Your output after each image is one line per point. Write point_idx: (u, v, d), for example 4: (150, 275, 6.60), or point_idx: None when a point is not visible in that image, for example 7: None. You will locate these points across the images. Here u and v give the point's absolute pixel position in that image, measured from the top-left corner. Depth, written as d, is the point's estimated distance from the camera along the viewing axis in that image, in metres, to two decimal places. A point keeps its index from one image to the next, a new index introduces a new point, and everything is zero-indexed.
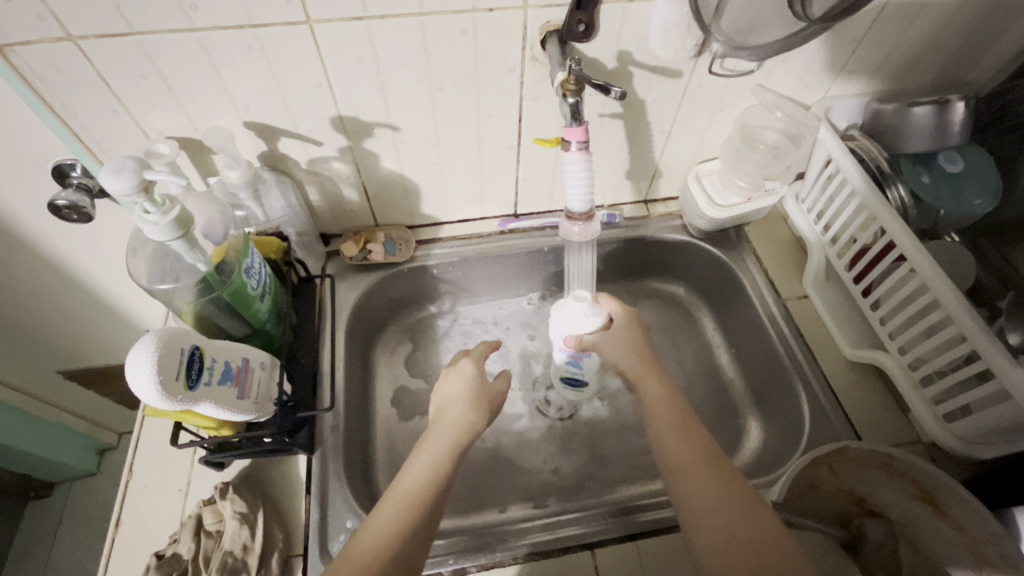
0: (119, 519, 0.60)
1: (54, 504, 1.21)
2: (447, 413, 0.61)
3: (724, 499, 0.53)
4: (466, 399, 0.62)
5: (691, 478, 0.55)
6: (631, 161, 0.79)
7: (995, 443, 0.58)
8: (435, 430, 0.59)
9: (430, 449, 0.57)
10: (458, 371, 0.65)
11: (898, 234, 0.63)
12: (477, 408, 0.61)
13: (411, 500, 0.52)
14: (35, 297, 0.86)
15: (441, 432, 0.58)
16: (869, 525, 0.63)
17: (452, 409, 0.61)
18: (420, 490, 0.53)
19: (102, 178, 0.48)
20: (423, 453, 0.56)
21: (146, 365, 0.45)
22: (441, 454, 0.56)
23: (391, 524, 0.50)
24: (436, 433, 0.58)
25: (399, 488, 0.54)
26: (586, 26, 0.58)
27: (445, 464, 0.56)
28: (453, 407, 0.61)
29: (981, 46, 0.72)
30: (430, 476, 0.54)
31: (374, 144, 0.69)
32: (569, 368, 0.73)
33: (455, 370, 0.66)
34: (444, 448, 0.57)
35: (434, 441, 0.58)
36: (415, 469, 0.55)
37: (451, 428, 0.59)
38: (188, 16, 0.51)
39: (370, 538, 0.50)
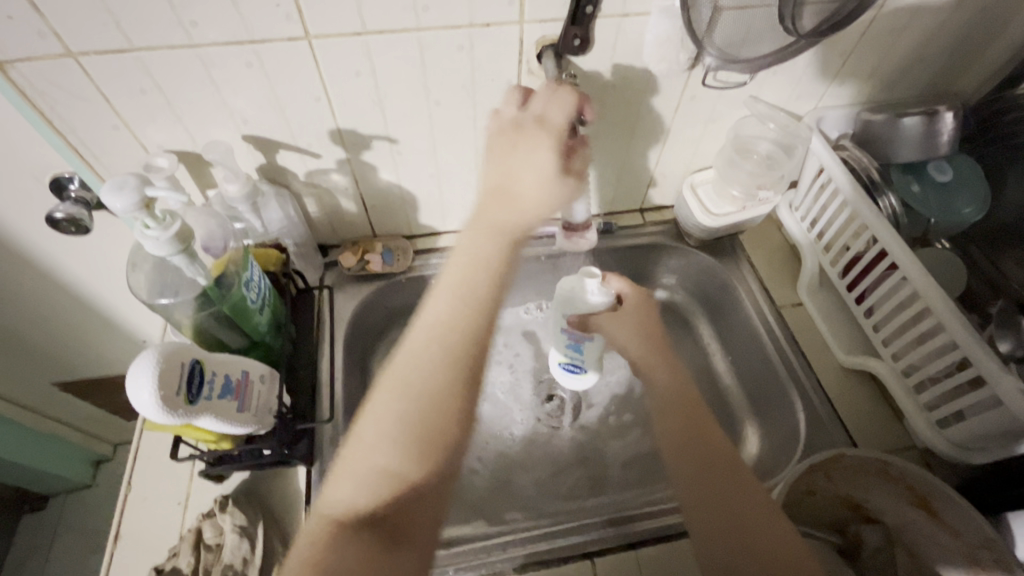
0: (118, 534, 0.60)
1: (49, 516, 1.20)
2: (517, 187, 0.57)
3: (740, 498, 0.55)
4: (549, 181, 0.57)
5: (708, 479, 0.57)
6: (627, 171, 0.80)
7: (989, 449, 0.59)
8: (487, 207, 0.56)
9: (488, 216, 0.55)
10: (541, 158, 0.57)
11: (889, 242, 0.64)
12: (564, 190, 0.59)
13: (452, 330, 0.49)
14: (30, 309, 0.85)
15: (501, 216, 0.55)
16: (865, 531, 0.62)
17: (526, 192, 0.57)
18: (460, 317, 0.50)
19: (103, 196, 0.48)
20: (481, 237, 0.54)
21: (147, 379, 0.45)
22: (500, 235, 0.55)
23: (459, 315, 0.50)
24: (495, 203, 0.56)
25: (429, 318, 0.50)
26: (581, 41, 0.59)
27: (491, 279, 0.53)
28: (529, 183, 0.57)
29: (967, 58, 0.73)
30: (473, 306, 0.51)
31: (372, 156, 0.69)
32: (569, 349, 0.78)
33: (532, 143, 0.57)
34: (498, 231, 0.55)
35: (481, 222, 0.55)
36: (448, 297, 0.51)
37: (515, 214, 0.56)
38: (188, 32, 0.52)
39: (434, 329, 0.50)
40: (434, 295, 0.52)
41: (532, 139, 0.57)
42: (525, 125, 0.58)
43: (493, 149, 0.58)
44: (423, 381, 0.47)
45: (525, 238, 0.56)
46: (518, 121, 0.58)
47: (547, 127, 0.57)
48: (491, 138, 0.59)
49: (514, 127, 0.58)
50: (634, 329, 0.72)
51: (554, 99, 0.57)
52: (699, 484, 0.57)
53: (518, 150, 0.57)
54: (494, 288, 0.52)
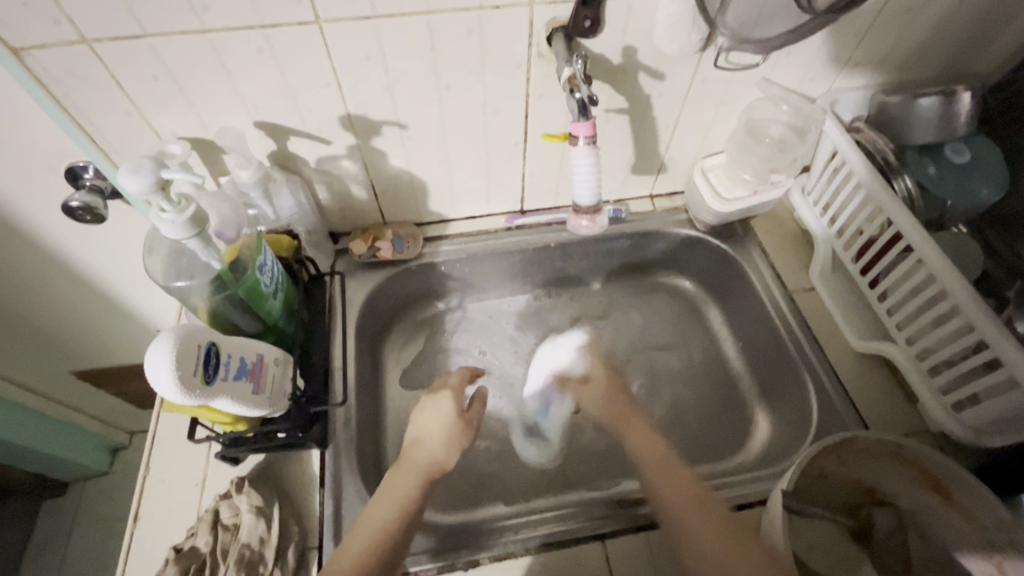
0: (137, 514, 0.61)
1: (68, 503, 1.23)
2: (417, 445, 0.61)
3: (684, 487, 0.58)
4: (440, 434, 0.62)
5: (654, 484, 0.59)
6: (637, 156, 0.79)
7: (1004, 433, 0.58)
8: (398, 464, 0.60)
9: (397, 475, 0.58)
10: (433, 429, 0.62)
11: (904, 224, 0.63)
12: (450, 448, 0.61)
13: (368, 544, 0.52)
14: (48, 298, 0.87)
15: (407, 468, 0.59)
16: (878, 514, 0.61)
17: (427, 435, 0.61)
18: (375, 531, 0.53)
19: (120, 178, 0.48)
20: (396, 475, 0.58)
21: (166, 361, 0.46)
22: (405, 486, 0.57)
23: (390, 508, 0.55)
24: (403, 462, 0.59)
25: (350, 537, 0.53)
26: (592, 22, 0.58)
27: (405, 499, 0.56)
28: (431, 432, 0.62)
29: (986, 38, 0.72)
30: (384, 514, 0.55)
31: (382, 142, 0.69)
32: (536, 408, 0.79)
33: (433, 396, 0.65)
34: (407, 471, 0.58)
35: (399, 471, 0.58)
36: (371, 513, 0.55)
37: (415, 455, 0.60)
38: (199, 17, 0.52)
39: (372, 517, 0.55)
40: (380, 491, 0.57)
41: (432, 399, 0.65)
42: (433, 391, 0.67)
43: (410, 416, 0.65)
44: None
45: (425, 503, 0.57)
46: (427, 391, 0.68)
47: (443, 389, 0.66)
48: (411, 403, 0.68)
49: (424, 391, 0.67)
50: (605, 406, 0.70)
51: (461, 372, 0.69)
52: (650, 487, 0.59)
53: (427, 418, 0.63)
54: (405, 497, 0.56)
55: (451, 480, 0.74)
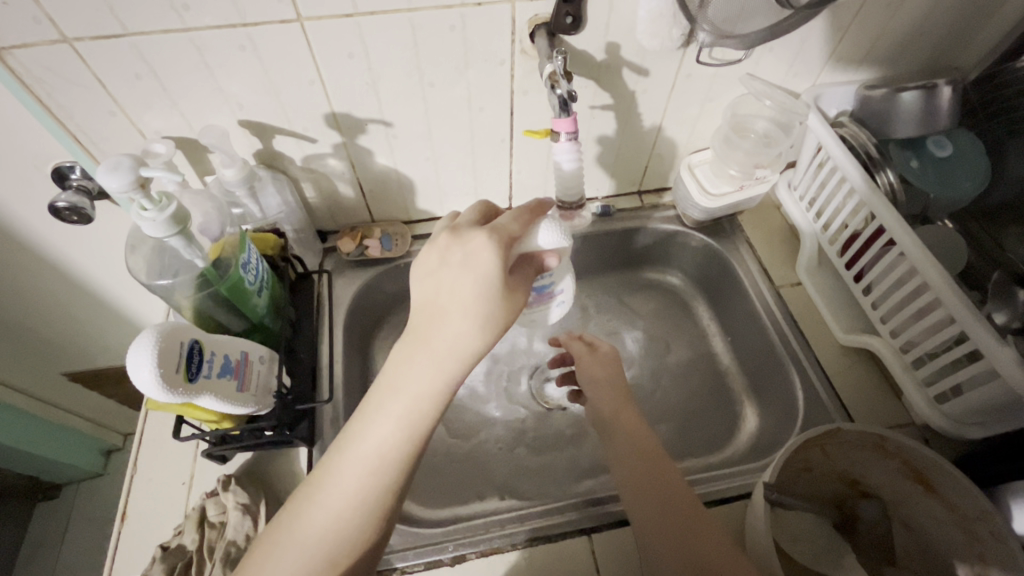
0: (124, 512, 0.61)
1: (62, 505, 1.23)
2: (442, 321, 0.49)
3: (671, 479, 0.58)
4: (474, 309, 0.49)
5: (636, 475, 0.59)
6: (624, 153, 0.80)
7: (986, 423, 0.59)
8: (415, 334, 0.50)
9: (414, 364, 0.48)
10: (467, 301, 0.49)
11: (887, 219, 0.64)
12: (487, 330, 0.50)
13: (390, 456, 0.48)
14: (38, 300, 0.87)
15: (427, 352, 0.49)
16: (863, 506, 0.61)
17: (447, 303, 0.49)
18: (397, 443, 0.48)
19: (99, 176, 0.49)
20: (412, 371, 0.48)
21: (147, 357, 0.46)
22: (421, 378, 0.48)
23: (403, 430, 0.48)
24: (420, 343, 0.49)
25: (367, 446, 0.48)
26: (573, 19, 0.58)
27: (431, 399, 0.48)
28: (452, 310, 0.49)
29: (967, 33, 0.73)
30: (394, 437, 0.48)
31: (368, 140, 0.69)
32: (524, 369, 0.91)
33: (469, 248, 0.50)
34: (427, 358, 0.48)
35: (416, 362, 0.49)
36: (388, 415, 0.48)
37: (437, 334, 0.49)
38: (181, 16, 0.52)
39: (380, 440, 0.48)
40: (388, 395, 0.48)
41: (464, 253, 0.50)
42: (464, 230, 0.53)
43: (421, 268, 0.51)
44: (351, 499, 0.47)
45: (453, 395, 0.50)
46: (451, 229, 0.53)
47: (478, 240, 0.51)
48: (427, 248, 0.52)
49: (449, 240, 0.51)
50: (603, 367, 0.72)
51: (518, 219, 0.55)
52: (634, 475, 0.59)
53: (457, 280, 0.49)
54: (420, 413, 0.48)
55: (440, 476, 0.74)
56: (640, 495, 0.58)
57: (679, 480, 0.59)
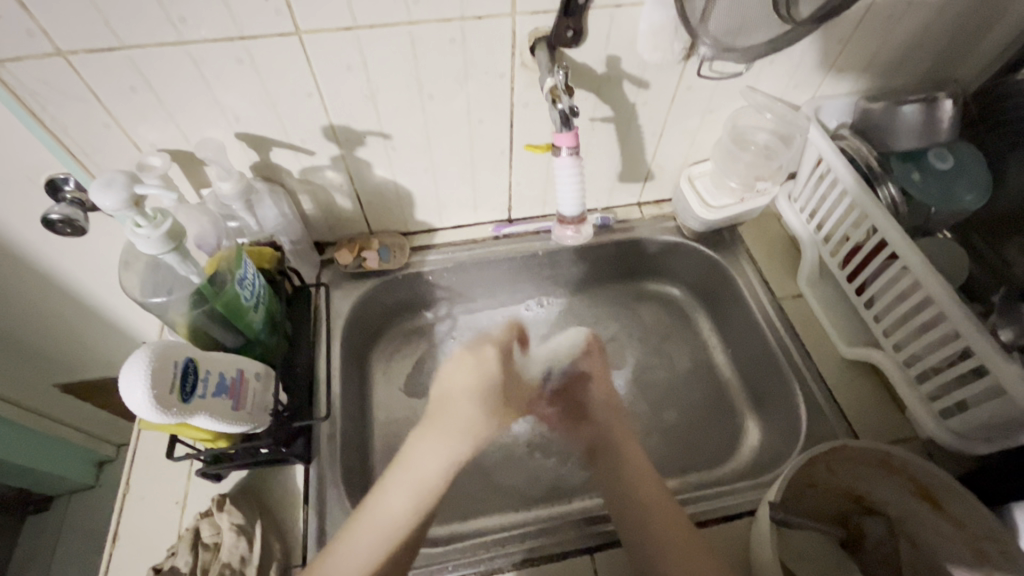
0: (116, 533, 0.60)
1: (53, 517, 1.21)
2: (462, 406, 0.66)
3: (657, 497, 0.58)
4: (487, 398, 0.68)
5: (628, 499, 0.60)
6: (624, 165, 0.79)
7: (991, 439, 0.58)
8: (440, 411, 0.66)
9: (441, 425, 0.64)
10: (485, 393, 0.68)
11: (888, 232, 0.64)
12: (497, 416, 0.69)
13: (418, 491, 0.58)
14: (30, 312, 0.86)
15: (448, 423, 0.65)
16: (868, 523, 0.60)
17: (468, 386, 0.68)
18: (430, 474, 0.60)
19: (93, 193, 0.48)
20: (434, 440, 0.62)
21: (140, 378, 0.45)
22: (450, 433, 0.63)
23: (411, 507, 0.57)
24: (445, 415, 0.65)
25: (384, 519, 0.55)
26: (575, 32, 0.58)
27: (438, 478, 0.60)
28: (468, 386, 0.68)
29: (966, 45, 0.73)
30: (403, 511, 0.57)
31: (366, 152, 0.69)
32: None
33: (485, 357, 0.71)
34: (455, 418, 0.65)
35: (434, 431, 0.63)
36: (419, 458, 0.61)
37: (457, 406, 0.66)
38: (177, 29, 0.52)
39: (392, 513, 0.56)
40: (408, 467, 0.60)
41: (486, 352, 0.72)
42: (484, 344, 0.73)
43: (451, 367, 0.70)
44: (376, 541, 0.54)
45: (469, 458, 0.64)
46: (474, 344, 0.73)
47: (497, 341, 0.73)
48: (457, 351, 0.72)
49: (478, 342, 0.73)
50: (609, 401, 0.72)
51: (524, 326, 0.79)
52: (628, 496, 0.60)
53: (476, 375, 0.69)
54: (432, 490, 0.59)
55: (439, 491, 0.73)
56: (632, 519, 0.58)
57: (665, 496, 0.59)
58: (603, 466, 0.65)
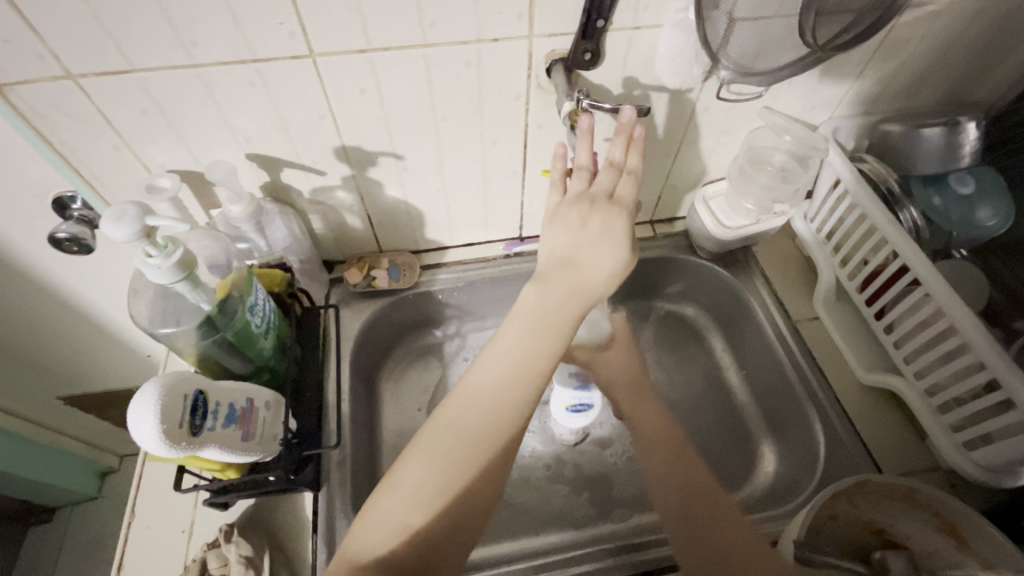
0: (121, 563, 0.59)
1: (55, 529, 1.20)
2: (587, 261, 0.56)
3: (726, 510, 0.56)
4: (615, 236, 0.56)
5: (689, 510, 0.57)
6: (638, 184, 0.78)
7: (1017, 471, 0.56)
8: (555, 281, 0.55)
9: (554, 288, 0.55)
10: (600, 248, 0.56)
11: (910, 257, 0.62)
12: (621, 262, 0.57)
13: (497, 403, 0.51)
14: (36, 326, 0.85)
15: (546, 309, 0.54)
16: (892, 559, 0.57)
17: (597, 267, 0.56)
18: (506, 383, 0.51)
19: (102, 227, 0.47)
20: (521, 327, 0.54)
21: (149, 412, 0.44)
22: (564, 302, 0.54)
23: (511, 386, 0.51)
24: (557, 279, 0.55)
25: (479, 381, 0.52)
26: (592, 55, 0.57)
27: (541, 359, 0.52)
28: (597, 270, 0.56)
29: (987, 68, 0.71)
30: (502, 390, 0.51)
31: (378, 173, 0.68)
32: (575, 393, 0.72)
33: (606, 222, 0.56)
34: (559, 303, 0.54)
35: (514, 329, 0.54)
36: (501, 363, 0.52)
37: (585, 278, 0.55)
38: (189, 53, 0.51)
39: (487, 380, 0.52)
40: (501, 340, 0.54)
41: (602, 219, 0.56)
42: (600, 201, 0.57)
43: (559, 218, 0.57)
44: (455, 451, 0.49)
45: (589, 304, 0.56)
46: (589, 200, 0.57)
47: (618, 205, 0.57)
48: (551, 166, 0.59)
49: (585, 202, 0.57)
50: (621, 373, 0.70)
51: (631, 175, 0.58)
52: (682, 482, 0.60)
53: (598, 249, 0.56)
54: (524, 374, 0.52)
55: None
56: (703, 536, 0.55)
57: (736, 512, 0.56)
58: (649, 457, 0.63)
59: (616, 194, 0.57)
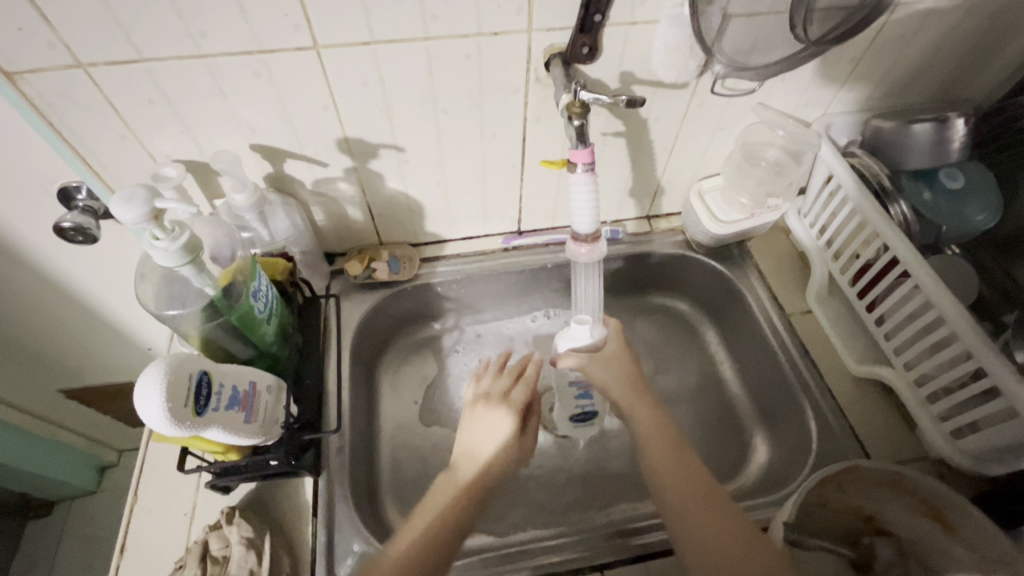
0: (124, 544, 0.60)
1: (53, 522, 1.20)
2: (480, 425, 0.63)
3: (727, 505, 0.56)
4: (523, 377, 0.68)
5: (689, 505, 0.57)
6: (635, 178, 0.79)
7: (1004, 460, 0.57)
8: (455, 471, 0.60)
9: (446, 479, 0.59)
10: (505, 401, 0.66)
11: (900, 249, 0.63)
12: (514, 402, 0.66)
13: (433, 531, 0.54)
14: (38, 318, 0.86)
15: (462, 469, 0.60)
16: (879, 544, 0.59)
17: (486, 452, 0.61)
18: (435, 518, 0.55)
19: (113, 207, 0.48)
20: (432, 502, 0.57)
21: (155, 391, 0.45)
22: (458, 462, 0.61)
23: (433, 521, 0.55)
24: (467, 463, 0.60)
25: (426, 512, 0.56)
26: (590, 49, 0.59)
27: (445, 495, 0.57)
28: (492, 446, 0.62)
29: (976, 65, 0.73)
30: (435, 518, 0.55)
31: (379, 165, 0.69)
32: (579, 401, 0.72)
33: (490, 407, 0.65)
34: (456, 482, 0.59)
35: (434, 503, 0.57)
36: (438, 505, 0.56)
37: (465, 471, 0.59)
38: (196, 43, 0.52)
39: (427, 517, 0.55)
40: (427, 505, 0.57)
41: (492, 407, 0.65)
42: (494, 398, 0.66)
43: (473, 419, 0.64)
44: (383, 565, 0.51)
45: (476, 490, 0.58)
46: (482, 397, 0.66)
47: (526, 383, 0.68)
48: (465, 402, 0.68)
49: (488, 395, 0.67)
50: (620, 378, 0.67)
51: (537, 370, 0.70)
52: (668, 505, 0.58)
53: (478, 444, 0.62)
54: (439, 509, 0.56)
55: None
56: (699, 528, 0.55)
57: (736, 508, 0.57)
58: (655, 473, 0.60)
59: (509, 397, 0.66)
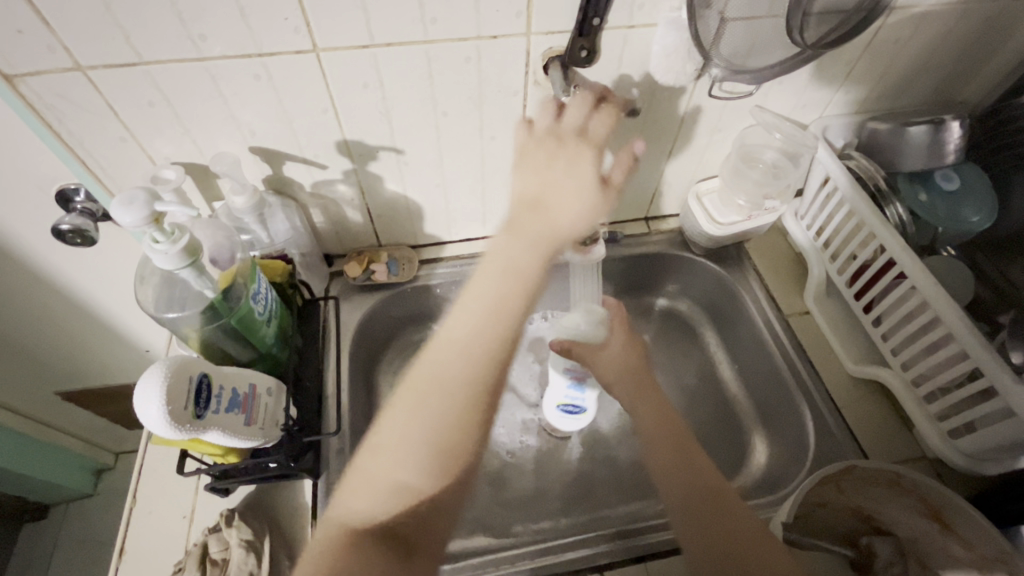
0: (123, 548, 0.60)
1: (50, 526, 1.20)
2: (555, 201, 0.56)
3: (732, 504, 0.56)
4: (589, 157, 0.57)
5: (696, 504, 0.56)
6: (633, 180, 0.80)
7: (1000, 459, 0.58)
8: (520, 220, 0.55)
9: (527, 230, 0.54)
10: (573, 192, 0.56)
11: (897, 250, 0.64)
12: (597, 194, 0.57)
13: (472, 355, 0.48)
14: (35, 321, 0.85)
15: (542, 220, 0.55)
16: (878, 543, 0.58)
17: (564, 216, 0.56)
18: (483, 338, 0.48)
19: (113, 210, 0.48)
20: (475, 298, 0.51)
21: (155, 393, 0.45)
22: (540, 242, 0.54)
23: (482, 337, 0.49)
24: (538, 212, 0.55)
25: (456, 334, 0.49)
26: (588, 52, 0.58)
27: (504, 310, 0.50)
28: (567, 208, 0.56)
29: (970, 69, 0.74)
30: (472, 343, 0.48)
31: (378, 167, 0.69)
32: (568, 391, 0.73)
33: (573, 158, 0.57)
34: (531, 248, 0.53)
35: (472, 302, 0.50)
36: (474, 319, 0.49)
37: (551, 231, 0.55)
38: (196, 46, 0.52)
39: (464, 348, 0.48)
40: (466, 299, 0.51)
41: (570, 155, 0.57)
42: (570, 138, 0.58)
43: (529, 157, 0.58)
44: (437, 403, 0.46)
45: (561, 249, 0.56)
46: (556, 133, 0.58)
47: (588, 141, 0.57)
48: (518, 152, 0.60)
49: (554, 139, 0.58)
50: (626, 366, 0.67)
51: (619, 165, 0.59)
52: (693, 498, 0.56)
53: (563, 198, 0.56)
54: (492, 331, 0.49)
55: None
56: (704, 527, 0.54)
57: (741, 506, 0.56)
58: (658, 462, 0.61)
59: (587, 132, 0.58)
